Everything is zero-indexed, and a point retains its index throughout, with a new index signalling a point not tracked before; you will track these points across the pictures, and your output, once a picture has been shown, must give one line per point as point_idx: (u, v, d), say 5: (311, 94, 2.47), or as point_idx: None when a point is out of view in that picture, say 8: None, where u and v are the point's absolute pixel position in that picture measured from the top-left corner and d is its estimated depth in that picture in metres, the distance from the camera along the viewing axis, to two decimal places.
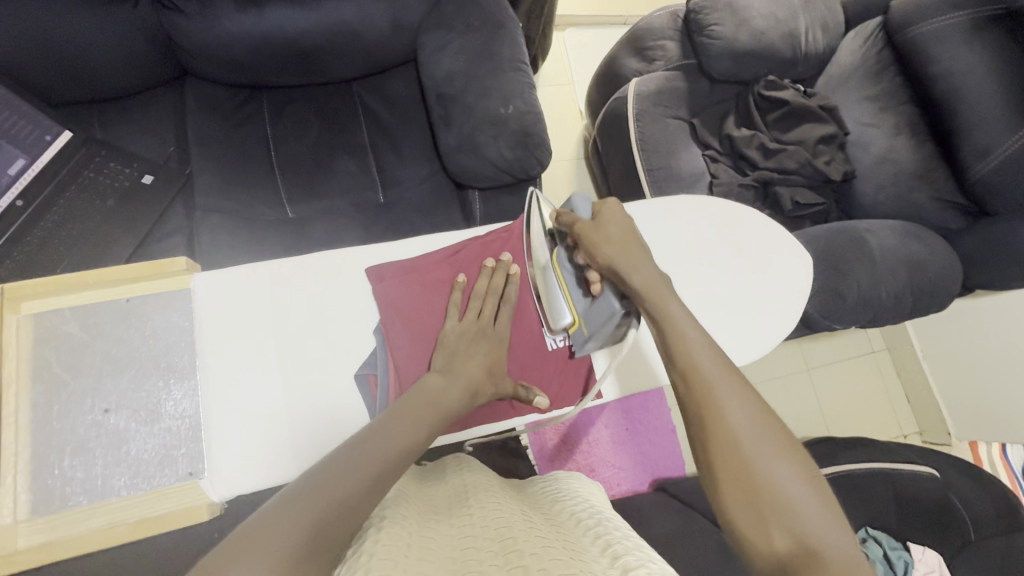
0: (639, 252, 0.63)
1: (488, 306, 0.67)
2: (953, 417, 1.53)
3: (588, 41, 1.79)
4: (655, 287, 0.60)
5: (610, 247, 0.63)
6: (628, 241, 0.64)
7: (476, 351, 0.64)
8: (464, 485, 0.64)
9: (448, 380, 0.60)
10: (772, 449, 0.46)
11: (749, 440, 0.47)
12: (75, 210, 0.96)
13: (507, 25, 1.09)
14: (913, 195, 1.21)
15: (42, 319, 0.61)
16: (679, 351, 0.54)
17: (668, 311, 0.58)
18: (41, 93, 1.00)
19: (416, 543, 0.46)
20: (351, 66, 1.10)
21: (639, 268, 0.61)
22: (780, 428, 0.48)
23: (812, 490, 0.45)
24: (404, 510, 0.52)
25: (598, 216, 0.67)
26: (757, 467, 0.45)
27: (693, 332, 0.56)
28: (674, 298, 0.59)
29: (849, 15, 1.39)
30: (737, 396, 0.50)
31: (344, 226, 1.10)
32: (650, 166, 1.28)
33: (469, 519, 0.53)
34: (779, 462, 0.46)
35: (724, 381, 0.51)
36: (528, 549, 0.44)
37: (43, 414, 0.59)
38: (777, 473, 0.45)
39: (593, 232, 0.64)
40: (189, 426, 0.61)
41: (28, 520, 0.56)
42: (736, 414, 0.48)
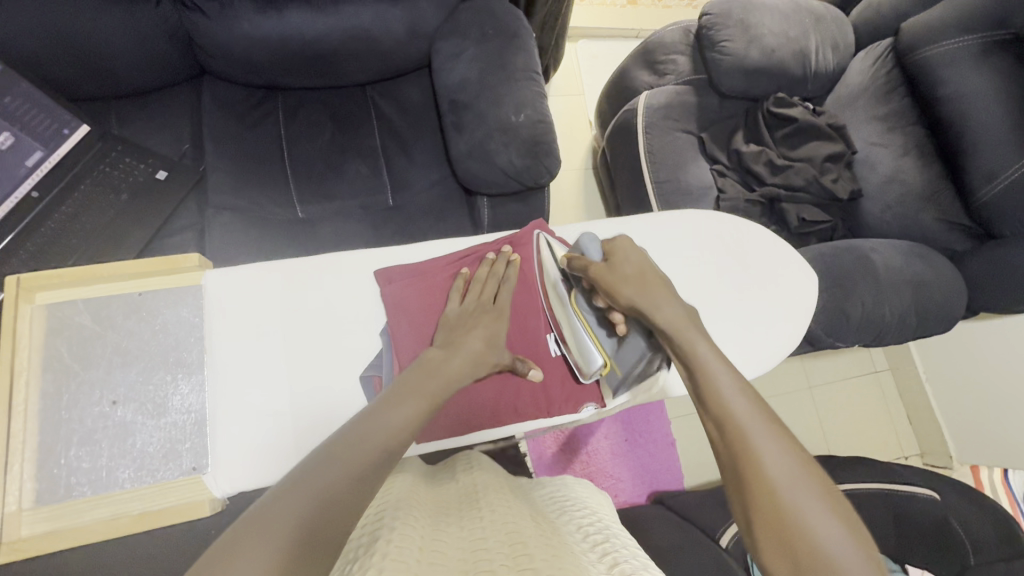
0: (662, 292, 0.66)
1: (488, 288, 0.68)
2: (955, 440, 1.52)
3: (599, 53, 1.81)
4: (681, 325, 0.62)
5: (630, 287, 0.66)
6: (646, 279, 0.66)
7: (477, 326, 0.64)
8: (473, 486, 0.64)
9: (450, 353, 0.61)
10: (814, 497, 0.45)
11: (786, 484, 0.46)
12: (89, 202, 0.98)
13: (521, 35, 1.10)
14: (920, 216, 1.22)
15: (55, 309, 0.62)
16: (710, 394, 0.54)
17: (699, 356, 0.58)
18: (61, 86, 1.02)
19: (427, 544, 0.47)
20: (366, 70, 1.12)
21: (661, 307, 0.64)
22: (821, 477, 0.47)
23: (854, 541, 0.42)
24: (416, 511, 0.53)
25: (611, 256, 0.69)
26: (795, 514, 0.44)
27: (723, 372, 0.56)
28: (702, 338, 0.60)
29: (860, 36, 1.40)
30: (772, 440, 0.49)
31: (352, 227, 1.11)
32: (658, 179, 1.29)
33: (479, 521, 0.53)
34: (818, 509, 0.44)
35: (759, 425, 0.50)
36: (539, 554, 0.45)
37: (52, 403, 0.59)
38: (818, 524, 0.43)
39: (610, 274, 0.67)
40: (195, 421, 0.62)
41: (32, 509, 0.56)
42: (772, 459, 0.47)
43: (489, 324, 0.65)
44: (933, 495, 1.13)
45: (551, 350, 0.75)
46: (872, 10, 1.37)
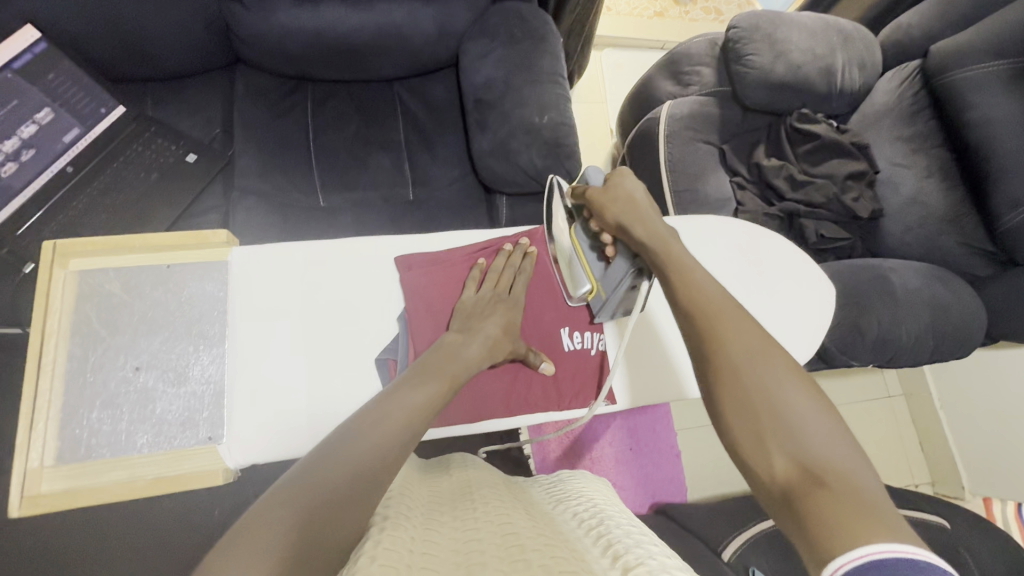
0: (645, 214, 0.66)
1: (504, 279, 0.70)
2: (969, 470, 1.48)
3: (624, 63, 1.83)
4: (662, 241, 0.63)
5: (618, 208, 0.67)
6: (634, 202, 0.67)
7: (494, 313, 0.67)
8: (469, 480, 0.64)
9: (467, 338, 0.64)
10: (774, 371, 0.48)
11: (752, 363, 0.49)
12: (120, 179, 1.01)
13: (549, 38, 1.12)
14: (941, 239, 1.20)
15: (86, 276, 0.63)
16: (682, 287, 0.58)
17: (673, 258, 0.61)
18: (101, 67, 1.05)
19: (419, 537, 0.46)
20: (395, 66, 1.14)
21: (645, 222, 0.65)
22: (782, 355, 0.50)
23: (819, 410, 0.46)
24: (409, 503, 0.53)
25: (608, 181, 0.70)
26: (762, 390, 0.47)
27: (693, 267, 0.59)
28: (677, 244, 0.63)
29: (887, 56, 1.40)
30: (740, 325, 0.53)
31: (372, 218, 1.13)
32: (677, 188, 1.30)
33: (473, 512, 0.53)
34: (784, 381, 0.48)
35: (730, 316, 0.53)
36: (531, 546, 0.45)
37: (78, 366, 0.61)
38: (783, 396, 0.46)
39: (602, 196, 0.68)
40: (212, 393, 0.63)
41: (52, 467, 0.57)
42: (737, 341, 0.51)
43: (503, 313, 0.68)
44: (944, 523, 1.11)
45: (564, 345, 0.76)
46: (901, 31, 1.37)
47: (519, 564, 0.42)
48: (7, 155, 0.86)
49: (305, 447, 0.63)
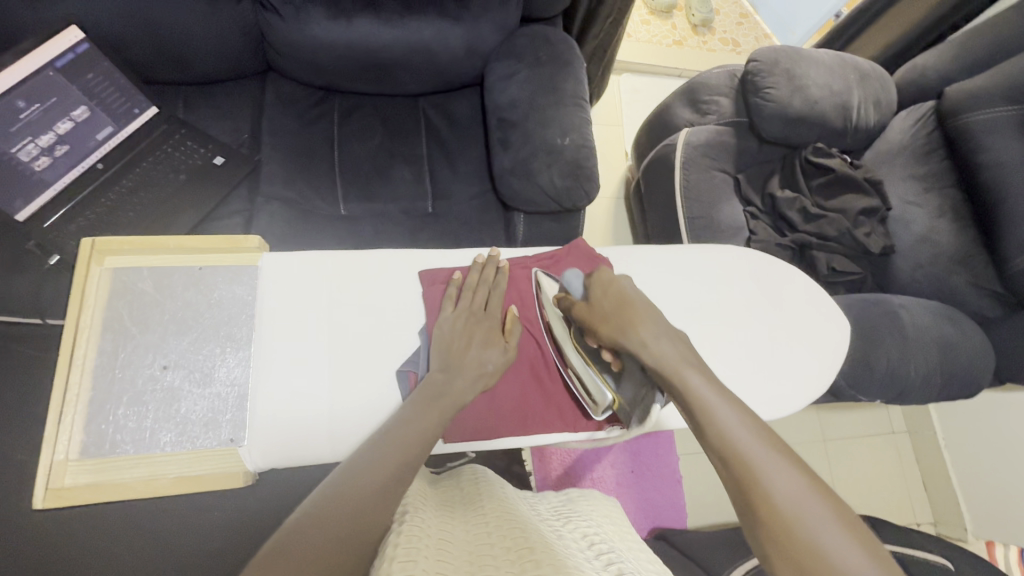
0: (641, 323, 0.65)
1: (478, 296, 0.70)
2: (973, 512, 1.47)
3: (641, 88, 1.86)
4: (668, 359, 0.62)
5: (611, 325, 0.67)
6: (625, 311, 0.67)
7: (473, 336, 0.67)
8: (479, 492, 0.64)
9: (451, 372, 0.63)
10: (821, 515, 0.47)
11: (801, 521, 0.47)
12: (149, 178, 1.04)
13: (573, 63, 1.15)
14: (950, 279, 1.22)
15: (120, 273, 0.65)
16: (713, 431, 0.54)
17: (693, 390, 0.58)
18: (139, 69, 1.08)
19: (434, 546, 0.47)
20: (421, 82, 1.17)
21: (649, 342, 0.64)
22: (824, 489, 0.49)
23: (874, 564, 0.45)
24: (423, 511, 0.54)
25: (590, 295, 0.70)
26: (812, 545, 0.46)
27: (719, 400, 0.57)
28: (692, 364, 0.61)
29: (903, 96, 1.42)
30: (780, 472, 0.50)
31: (390, 228, 1.15)
32: (691, 215, 1.31)
33: (485, 524, 0.54)
34: (832, 531, 0.46)
35: (766, 456, 0.51)
36: (545, 560, 0.45)
37: (108, 361, 0.62)
38: (843, 562, 0.44)
39: (589, 315, 0.69)
40: (236, 394, 0.64)
41: (78, 460, 0.58)
42: (777, 483, 0.49)
43: (480, 337, 0.67)
44: (947, 565, 1.10)
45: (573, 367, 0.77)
46: (917, 72, 1.39)
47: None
48: (42, 150, 0.90)
49: (325, 453, 0.64)
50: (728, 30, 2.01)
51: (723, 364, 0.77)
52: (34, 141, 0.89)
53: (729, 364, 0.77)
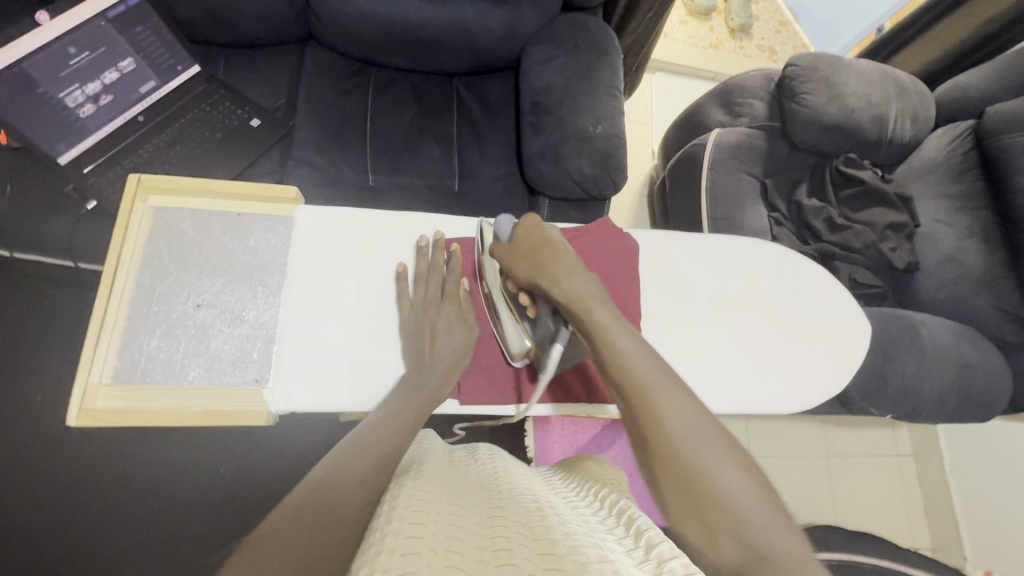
0: (556, 262, 0.64)
1: (431, 284, 0.69)
2: (975, 540, 1.45)
3: (673, 88, 1.85)
4: (577, 296, 0.60)
5: (527, 264, 0.65)
6: (542, 253, 0.65)
7: (436, 324, 0.68)
8: (492, 468, 0.63)
9: (423, 371, 0.65)
10: (708, 441, 0.48)
11: (682, 434, 0.48)
12: (186, 134, 1.07)
13: (611, 53, 1.15)
14: (974, 299, 1.20)
15: (162, 213, 0.67)
16: (613, 357, 0.55)
17: (621, 357, 0.54)
18: (186, 28, 1.11)
19: (445, 522, 0.44)
20: (458, 61, 1.18)
21: (564, 280, 0.62)
22: (714, 420, 0.50)
23: (751, 486, 0.45)
24: (430, 483, 0.51)
25: (515, 237, 0.68)
26: (693, 463, 0.46)
27: (619, 329, 0.57)
28: (600, 298, 0.60)
29: (940, 113, 1.40)
30: (670, 396, 0.51)
31: (416, 201, 1.16)
32: (715, 215, 1.31)
33: (498, 503, 0.50)
34: (714, 457, 0.47)
35: (660, 386, 0.52)
36: (562, 539, 0.41)
37: (146, 295, 0.64)
38: (716, 472, 0.46)
39: (512, 256, 0.67)
40: (265, 337, 0.66)
41: (109, 385, 0.60)
42: (670, 411, 0.50)
43: (445, 326, 0.68)
44: None
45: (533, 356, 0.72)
46: (958, 90, 1.37)
47: (545, 544, 0.41)
48: (88, 97, 0.92)
49: (344, 400, 0.66)
50: (766, 37, 2.00)
51: (742, 354, 0.77)
52: (81, 88, 0.92)
53: (744, 360, 0.77)
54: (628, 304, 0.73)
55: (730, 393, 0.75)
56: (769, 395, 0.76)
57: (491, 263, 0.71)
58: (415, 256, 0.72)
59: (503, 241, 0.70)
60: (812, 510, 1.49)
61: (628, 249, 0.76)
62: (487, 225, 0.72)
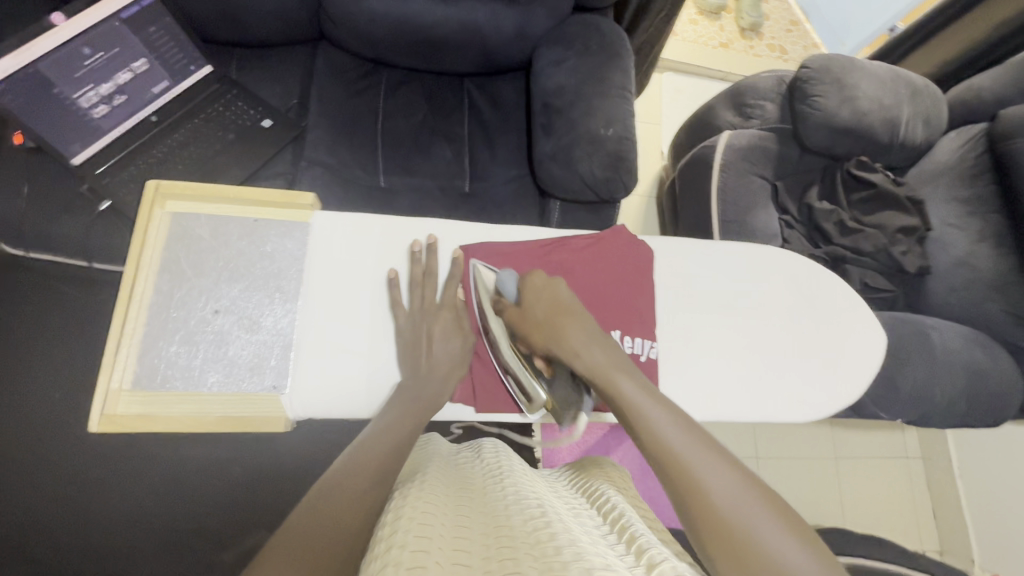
0: (572, 328, 0.63)
1: (427, 290, 0.69)
2: (981, 544, 1.45)
3: (683, 87, 1.84)
4: (600, 367, 0.59)
5: (541, 334, 0.64)
6: (558, 320, 0.63)
7: (432, 332, 0.67)
8: (500, 468, 0.63)
9: (419, 380, 0.65)
10: (761, 510, 0.46)
11: (730, 507, 0.46)
12: (199, 134, 1.07)
13: (623, 54, 1.14)
14: (986, 304, 1.19)
15: (179, 217, 0.67)
16: (648, 435, 0.53)
17: (654, 429, 0.53)
18: (198, 28, 1.11)
19: (449, 531, 0.44)
20: (469, 62, 1.18)
21: (581, 347, 0.61)
22: (764, 488, 0.49)
23: (811, 554, 0.44)
24: (435, 489, 0.52)
25: (522, 297, 0.66)
26: (746, 539, 0.44)
27: (649, 401, 0.56)
28: (621, 367, 0.60)
29: (953, 116, 1.39)
30: (712, 467, 0.49)
31: (426, 202, 1.16)
32: (725, 218, 1.30)
33: (502, 507, 0.51)
34: (767, 526, 0.45)
35: (701, 456, 0.50)
36: (566, 546, 0.42)
37: (164, 301, 0.64)
38: (772, 542, 0.44)
39: (521, 321, 0.65)
40: (282, 343, 0.66)
41: (129, 390, 0.61)
42: (713, 482, 0.48)
43: (443, 333, 0.68)
44: None
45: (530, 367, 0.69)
46: (972, 92, 1.36)
47: (547, 549, 0.41)
48: (102, 98, 0.93)
49: (360, 407, 0.67)
50: (777, 36, 1.98)
51: (755, 362, 0.77)
52: (94, 88, 0.92)
53: (756, 368, 0.77)
54: (643, 311, 0.73)
55: (743, 401, 0.75)
56: (781, 403, 0.76)
57: (495, 323, 0.68)
58: (409, 261, 0.71)
59: (510, 303, 0.67)
60: (818, 513, 1.49)
61: (643, 257, 0.75)
62: (482, 270, 0.70)
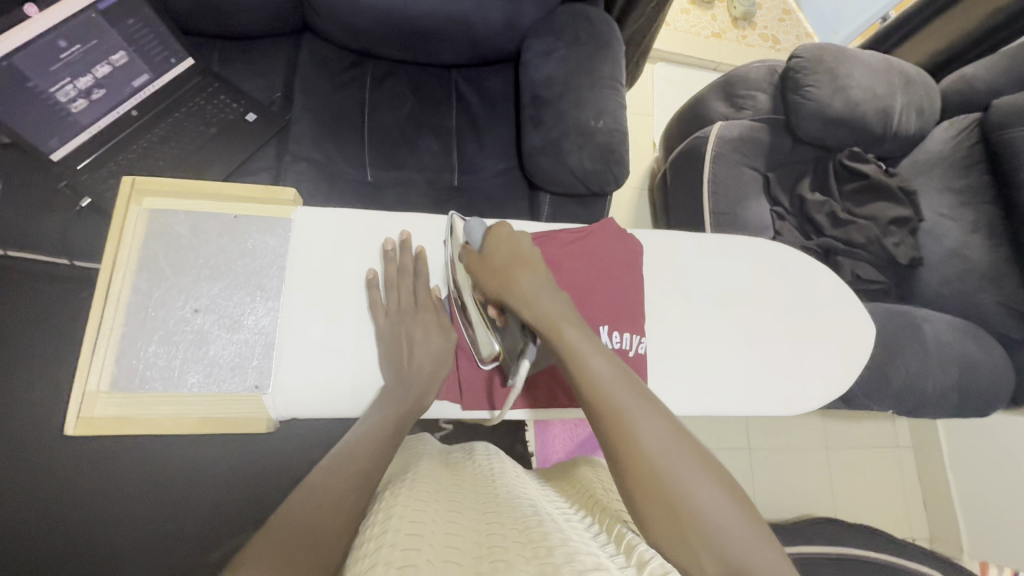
0: (526, 276, 0.60)
1: (404, 291, 0.68)
2: (971, 532, 1.46)
3: (675, 79, 1.83)
4: (548, 315, 0.56)
5: (494, 281, 0.61)
6: (513, 268, 0.61)
7: (413, 332, 0.66)
8: (490, 469, 0.62)
9: (400, 382, 0.64)
10: (687, 459, 0.47)
11: (663, 456, 0.47)
12: (181, 129, 1.05)
13: (613, 44, 1.12)
14: (977, 295, 1.19)
15: (157, 214, 0.65)
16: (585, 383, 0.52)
17: (593, 378, 0.52)
18: (179, 19, 1.08)
19: (441, 531, 0.43)
20: (457, 53, 1.16)
21: (531, 296, 0.58)
22: (691, 439, 0.49)
23: (727, 499, 0.46)
24: (426, 489, 0.51)
25: (485, 245, 0.64)
26: (670, 487, 0.45)
27: (592, 350, 0.54)
28: (570, 315, 0.57)
29: (945, 106, 1.39)
30: (646, 415, 0.50)
31: (415, 197, 1.14)
32: (717, 210, 1.30)
33: (493, 506, 0.50)
34: (689, 473, 0.46)
35: (634, 403, 0.50)
36: (558, 544, 0.41)
37: (143, 300, 0.63)
38: (693, 490, 0.45)
39: (479, 268, 0.63)
40: (264, 342, 0.65)
41: (107, 392, 0.59)
42: (643, 429, 0.48)
43: (421, 331, 0.67)
44: None
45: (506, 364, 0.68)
46: (964, 82, 1.35)
47: (539, 549, 0.41)
48: (80, 92, 0.91)
49: (345, 407, 0.66)
50: (770, 26, 1.96)
51: (746, 356, 0.76)
52: (72, 82, 0.89)
53: (748, 362, 0.76)
54: (632, 306, 0.72)
55: (734, 395, 0.75)
56: (772, 397, 0.76)
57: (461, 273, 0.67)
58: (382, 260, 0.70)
59: (473, 249, 0.65)
60: (810, 503, 1.50)
61: (633, 252, 0.75)
62: (457, 224, 0.69)
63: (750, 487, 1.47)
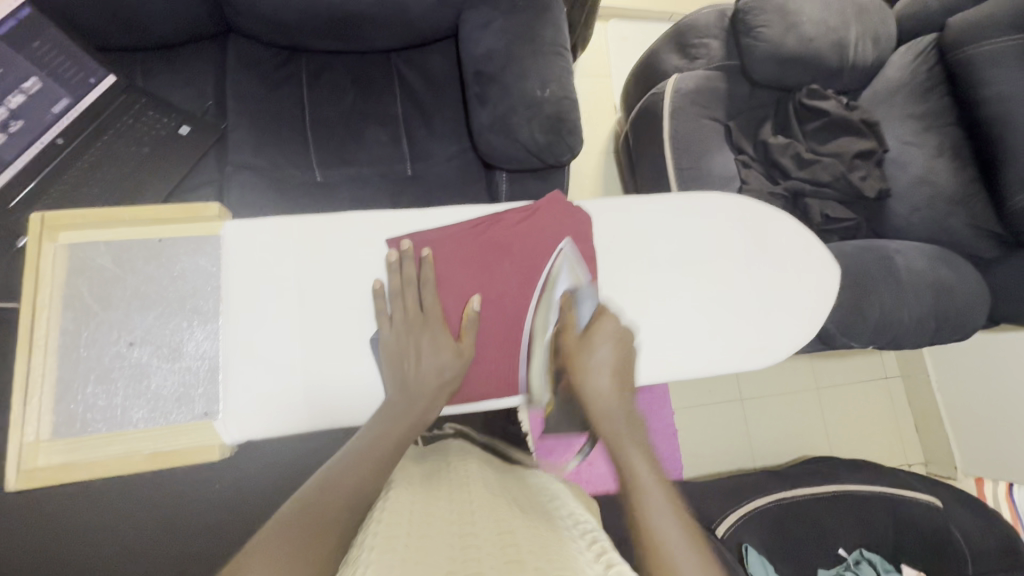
0: (611, 379, 0.60)
1: (410, 299, 0.66)
2: (961, 450, 1.50)
3: (629, 35, 1.76)
4: (614, 425, 0.57)
5: (577, 367, 0.61)
6: (604, 368, 0.61)
7: (419, 345, 0.65)
8: (467, 475, 0.60)
9: (410, 398, 0.62)
10: None
11: None
12: (111, 152, 0.99)
13: (553, 7, 1.07)
14: (949, 221, 1.18)
15: (76, 249, 0.63)
16: (631, 486, 0.50)
17: (637, 476, 0.50)
18: (90, 36, 1.02)
19: (413, 543, 0.41)
20: (391, 37, 1.10)
21: (608, 407, 0.58)
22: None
23: None
24: (399, 502, 0.48)
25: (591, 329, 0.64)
26: None
27: (647, 468, 0.52)
28: (636, 438, 0.56)
29: (903, 30, 1.35)
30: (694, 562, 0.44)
31: (369, 191, 1.11)
32: (680, 165, 1.27)
33: (470, 512, 0.48)
34: None
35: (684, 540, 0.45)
36: (533, 555, 0.39)
37: (72, 340, 0.62)
38: None
39: (571, 345, 0.63)
40: (208, 368, 0.65)
41: (49, 440, 0.59)
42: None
43: (427, 343, 0.65)
44: (934, 501, 1.14)
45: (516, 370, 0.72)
46: (920, 3, 1.31)
47: (515, 557, 0.38)
48: None
49: (301, 422, 0.68)
50: None
51: (708, 315, 0.75)
52: None
53: (710, 320, 0.75)
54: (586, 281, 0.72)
55: (699, 356, 0.74)
56: (737, 353, 0.76)
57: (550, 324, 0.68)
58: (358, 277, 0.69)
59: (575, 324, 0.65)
60: (804, 444, 1.53)
61: (580, 224, 0.73)
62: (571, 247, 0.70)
63: (745, 436, 1.49)
